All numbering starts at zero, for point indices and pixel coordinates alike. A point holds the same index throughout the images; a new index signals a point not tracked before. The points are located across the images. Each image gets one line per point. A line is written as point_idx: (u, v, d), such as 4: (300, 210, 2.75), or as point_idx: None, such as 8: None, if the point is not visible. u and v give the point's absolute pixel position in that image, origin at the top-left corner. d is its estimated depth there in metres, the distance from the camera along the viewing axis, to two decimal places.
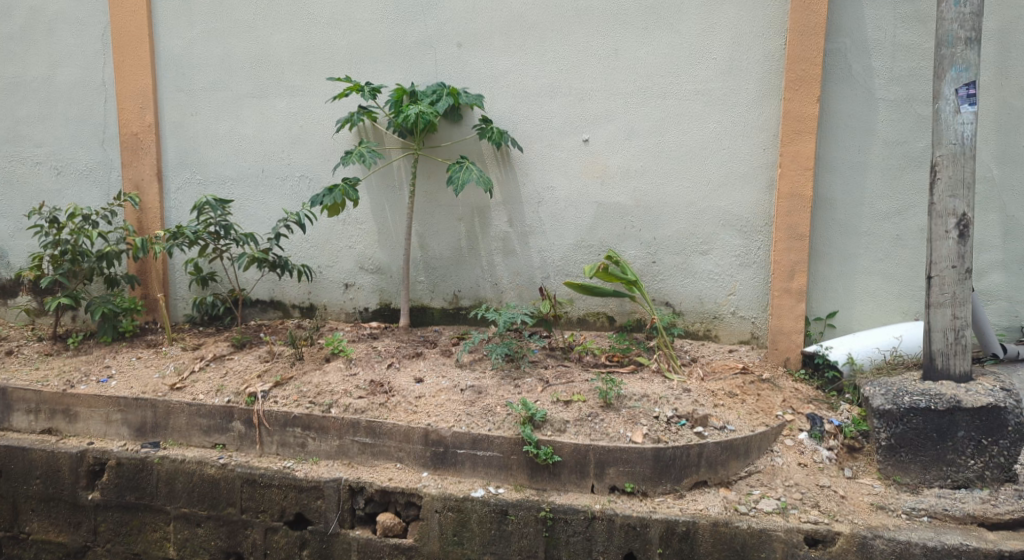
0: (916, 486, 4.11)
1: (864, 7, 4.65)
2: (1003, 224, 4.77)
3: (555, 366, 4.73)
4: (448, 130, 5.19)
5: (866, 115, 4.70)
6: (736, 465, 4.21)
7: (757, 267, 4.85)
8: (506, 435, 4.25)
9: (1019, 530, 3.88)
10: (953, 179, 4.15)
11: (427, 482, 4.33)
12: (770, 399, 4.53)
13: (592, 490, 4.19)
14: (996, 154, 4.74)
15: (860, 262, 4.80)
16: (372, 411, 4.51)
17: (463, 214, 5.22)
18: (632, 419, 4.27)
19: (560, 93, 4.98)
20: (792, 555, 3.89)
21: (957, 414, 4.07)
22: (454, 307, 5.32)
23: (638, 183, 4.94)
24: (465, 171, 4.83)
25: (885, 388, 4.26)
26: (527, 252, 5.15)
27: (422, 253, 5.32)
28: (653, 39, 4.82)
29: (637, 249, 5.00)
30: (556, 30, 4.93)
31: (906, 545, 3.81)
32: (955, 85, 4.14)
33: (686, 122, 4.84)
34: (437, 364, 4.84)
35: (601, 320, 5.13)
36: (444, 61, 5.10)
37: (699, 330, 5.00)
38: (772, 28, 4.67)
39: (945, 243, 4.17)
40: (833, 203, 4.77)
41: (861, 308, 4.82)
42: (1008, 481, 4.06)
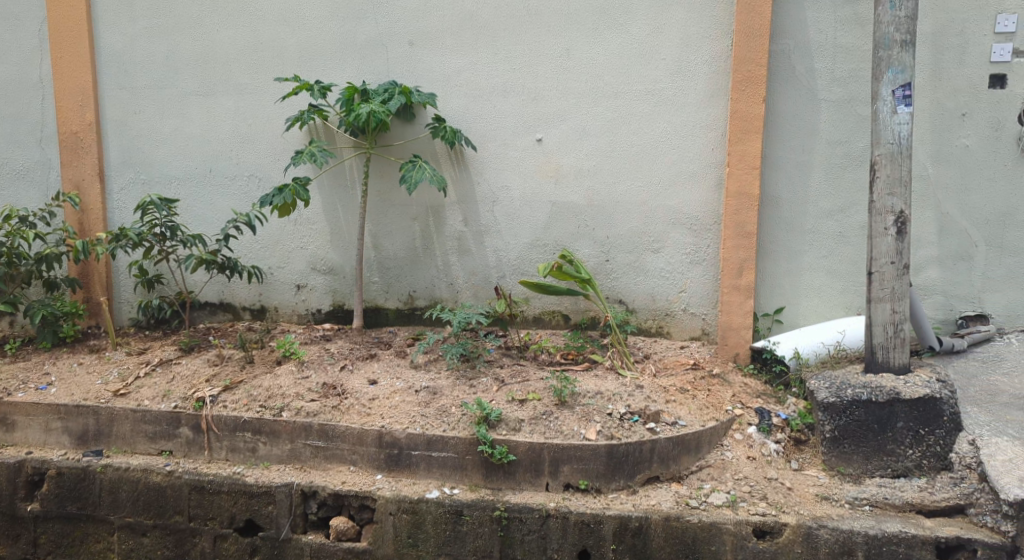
0: (859, 476, 4.22)
1: (806, 10, 4.78)
2: (938, 221, 4.93)
3: (510, 366, 4.73)
4: (401, 129, 5.16)
5: (809, 116, 4.83)
6: (687, 460, 4.28)
7: (707, 265, 4.94)
8: (462, 435, 4.24)
9: (957, 517, 4.01)
10: (890, 177, 4.29)
11: (381, 484, 4.29)
12: (721, 394, 4.61)
13: (547, 488, 4.20)
14: (931, 153, 4.90)
15: (805, 259, 4.92)
16: (325, 414, 4.45)
17: (418, 213, 5.20)
18: (586, 416, 4.29)
19: (513, 93, 4.99)
20: (741, 547, 3.97)
21: (896, 405, 4.20)
22: (409, 307, 5.30)
23: (591, 183, 4.99)
24: (418, 170, 4.80)
25: (830, 382, 4.40)
26: (483, 251, 5.15)
27: (376, 253, 5.28)
28: (604, 40, 4.87)
29: (590, 248, 5.05)
30: (508, 30, 4.94)
31: (849, 534, 3.90)
32: (892, 86, 4.27)
33: (637, 122, 4.90)
34: (391, 365, 4.80)
35: (557, 318, 5.16)
36: (394, 59, 5.07)
37: (651, 327, 5.07)
38: (720, 29, 4.75)
39: (884, 239, 4.31)
40: (778, 202, 4.89)
41: (807, 304, 4.94)
42: (945, 470, 4.17)
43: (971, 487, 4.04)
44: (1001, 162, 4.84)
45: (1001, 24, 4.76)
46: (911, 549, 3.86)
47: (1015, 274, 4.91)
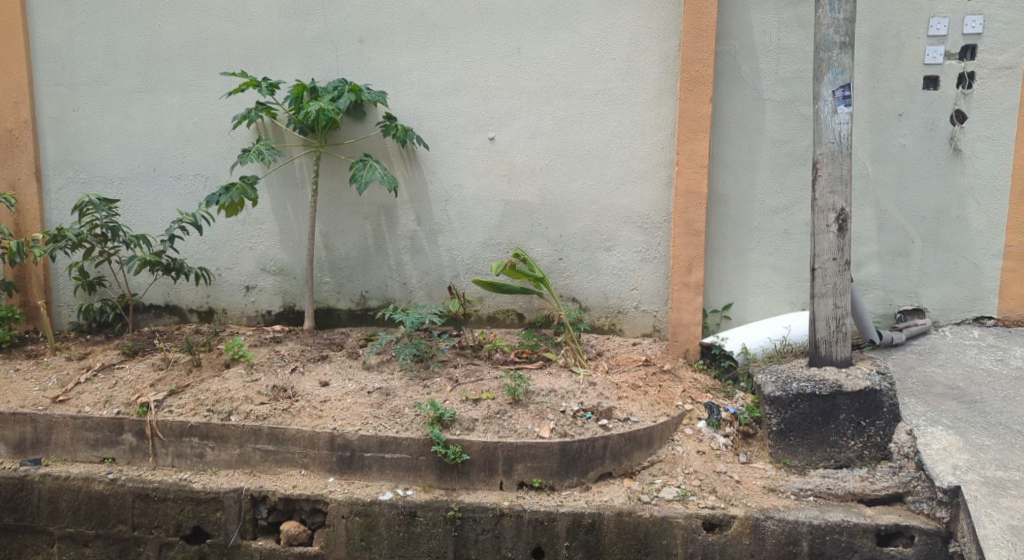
0: (803, 467, 4.29)
1: (750, 11, 4.86)
2: (877, 218, 5.04)
3: (465, 365, 4.72)
4: (351, 128, 5.11)
5: (754, 115, 4.92)
6: (639, 456, 4.32)
7: (658, 262, 4.99)
8: (414, 436, 4.21)
9: (895, 505, 4.10)
10: (832, 176, 4.39)
11: (333, 487, 4.24)
12: (671, 390, 4.67)
13: (501, 487, 4.20)
14: (870, 152, 5.01)
15: (752, 256, 5.01)
16: (275, 417, 4.37)
17: (370, 213, 5.15)
18: (540, 414, 4.29)
19: (464, 92, 4.97)
20: (691, 540, 4.03)
21: (838, 398, 4.27)
22: (361, 308, 5.24)
23: (543, 181, 5.01)
24: (368, 169, 4.75)
25: (775, 376, 4.46)
26: (436, 250, 5.13)
27: (327, 253, 5.21)
28: (555, 39, 4.89)
29: (543, 246, 5.07)
30: (459, 28, 4.93)
31: (794, 525, 3.98)
32: (832, 87, 4.37)
33: (588, 121, 4.93)
34: (343, 367, 4.74)
35: (511, 317, 5.17)
36: (343, 57, 5.01)
37: (604, 325, 5.12)
38: (669, 30, 4.81)
39: (826, 236, 4.40)
40: (726, 200, 4.98)
41: (754, 300, 5.03)
42: (885, 459, 4.25)
43: (909, 476, 4.11)
44: (935, 161, 4.98)
45: (935, 27, 4.89)
46: (853, 538, 3.97)
47: (948, 269, 5.04)
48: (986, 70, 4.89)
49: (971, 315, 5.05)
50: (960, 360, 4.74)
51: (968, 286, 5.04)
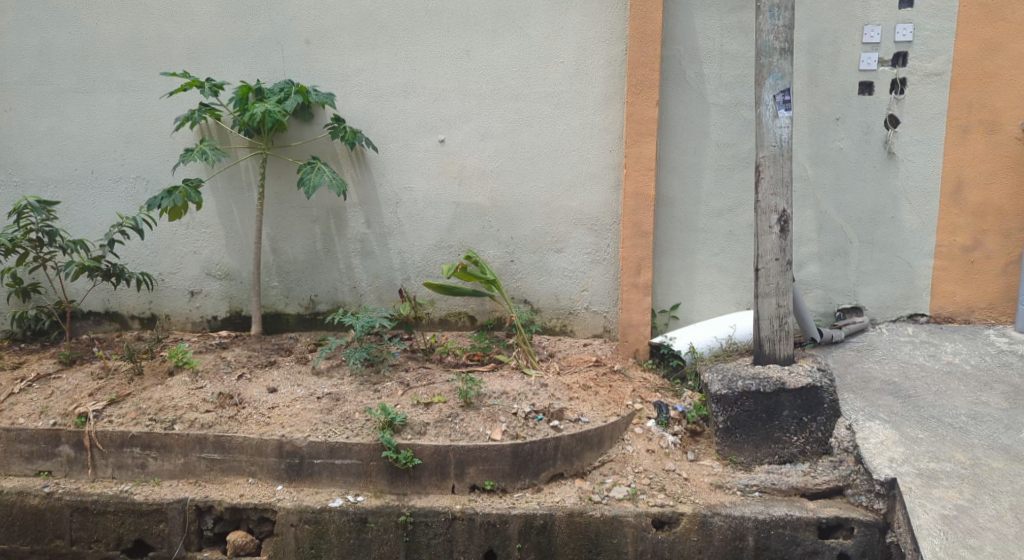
0: (749, 463, 4.23)
1: (694, 17, 4.92)
2: (817, 220, 4.95)
3: (416, 369, 4.68)
4: (298, 129, 5.06)
5: (698, 119, 4.98)
6: (590, 455, 4.28)
7: (608, 264, 5.04)
8: (365, 441, 4.14)
9: (836, 498, 4.04)
10: (774, 178, 4.34)
11: (282, 496, 4.15)
12: (621, 390, 4.66)
13: (453, 490, 4.15)
14: (810, 155, 4.91)
15: (699, 256, 5.09)
16: (221, 425, 4.25)
17: (318, 216, 5.13)
18: (492, 416, 4.24)
19: (413, 93, 4.97)
20: (642, 538, 4.00)
21: (782, 396, 4.20)
22: (310, 312, 5.22)
23: (494, 184, 5.02)
24: (317, 173, 4.73)
25: (721, 374, 4.38)
26: (386, 253, 5.13)
27: (274, 256, 5.19)
28: (503, 42, 4.89)
29: (494, 248, 5.09)
30: (408, 30, 4.92)
31: (741, 520, 3.95)
32: (773, 92, 4.32)
33: (537, 124, 4.94)
34: (291, 373, 4.64)
35: (463, 320, 5.16)
36: (289, 58, 4.97)
37: (556, 326, 5.15)
38: (615, 35, 4.83)
39: (769, 237, 4.35)
40: (672, 202, 5.05)
41: (701, 300, 5.11)
42: (826, 454, 4.19)
43: (848, 469, 4.06)
44: (870, 163, 4.88)
45: (868, 35, 4.77)
46: (796, 532, 3.93)
47: (884, 268, 4.96)
48: (916, 76, 4.78)
49: (904, 313, 4.98)
50: (896, 356, 4.69)
51: (902, 285, 4.96)
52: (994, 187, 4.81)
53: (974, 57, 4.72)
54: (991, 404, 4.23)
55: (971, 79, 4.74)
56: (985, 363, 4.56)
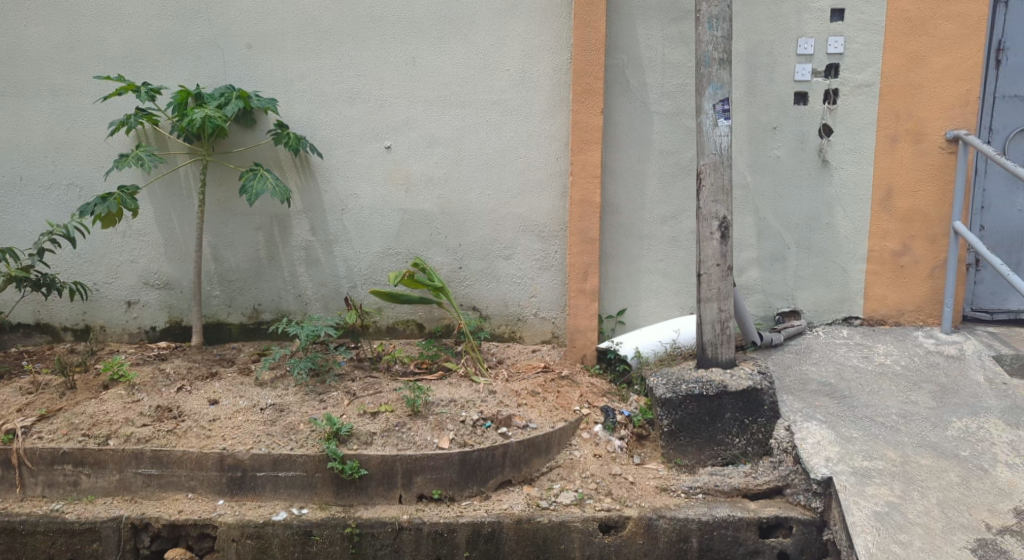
0: (693, 466, 4.30)
1: (636, 26, 4.96)
2: (757, 226, 5.07)
3: (363, 379, 4.65)
4: (241, 135, 5.03)
5: (642, 127, 5.03)
6: (538, 462, 4.29)
7: (555, 270, 5.08)
8: (310, 452, 4.09)
9: (776, 498, 4.13)
10: (714, 185, 4.41)
11: (222, 510, 4.09)
12: (569, 395, 4.68)
13: (400, 500, 4.13)
14: (749, 163, 5.02)
15: (644, 262, 5.15)
16: (158, 440, 4.17)
17: (261, 223, 5.11)
18: (439, 424, 4.24)
19: (360, 99, 4.96)
20: (589, 543, 4.02)
21: (724, 398, 4.26)
22: (253, 321, 5.20)
23: (441, 191, 5.03)
24: (259, 180, 4.69)
25: (666, 378, 4.42)
26: (332, 260, 5.12)
27: (216, 265, 5.16)
28: (449, 49, 4.91)
29: (442, 255, 5.10)
30: (352, 35, 4.91)
31: (686, 522, 4.00)
32: (713, 101, 4.40)
33: (484, 131, 4.97)
34: (234, 385, 4.58)
35: (411, 328, 5.16)
36: (231, 63, 4.95)
37: (504, 332, 5.17)
38: (560, 43, 4.86)
39: (710, 243, 4.42)
40: (617, 208, 5.09)
41: (646, 305, 5.18)
42: (766, 455, 4.28)
43: (788, 469, 4.14)
44: (806, 171, 5.01)
45: (802, 47, 4.89)
46: (738, 532, 3.99)
47: (820, 273, 5.09)
48: (847, 87, 4.92)
49: (840, 315, 5.12)
50: (832, 358, 4.81)
51: (837, 288, 5.09)
52: (920, 194, 4.94)
53: (902, 69, 4.86)
54: (920, 403, 4.37)
55: (898, 92, 4.88)
56: (914, 363, 4.70)
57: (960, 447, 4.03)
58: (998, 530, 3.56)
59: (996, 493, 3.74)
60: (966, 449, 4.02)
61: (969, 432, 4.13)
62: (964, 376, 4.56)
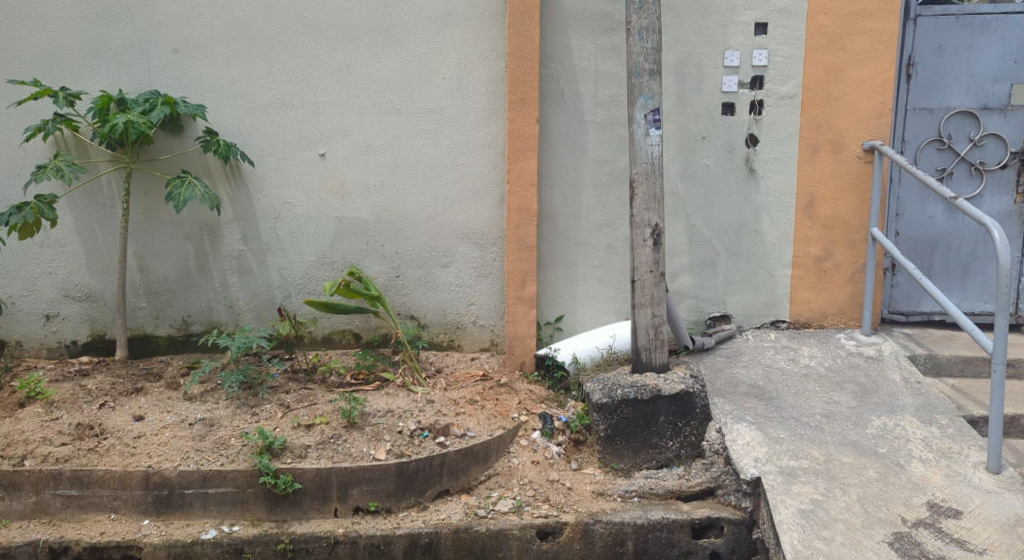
0: (629, 470, 4.36)
1: (570, 37, 5.01)
2: (688, 233, 5.18)
3: (298, 390, 4.60)
4: (167, 142, 4.95)
5: (577, 136, 5.09)
6: (476, 470, 4.29)
7: (493, 278, 5.10)
8: (241, 467, 4.03)
9: (708, 499, 4.20)
10: (646, 194, 4.49)
11: (148, 531, 4.00)
12: (507, 403, 4.69)
13: (336, 514, 4.09)
14: (679, 171, 5.13)
15: (580, 269, 5.20)
16: (79, 459, 4.08)
17: (190, 232, 5.03)
18: (376, 435, 4.21)
19: (292, 106, 4.92)
20: (526, 550, 4.04)
21: (658, 401, 4.34)
22: (182, 334, 5.12)
23: (377, 198, 5.02)
24: (187, 187, 4.62)
25: (602, 384, 4.48)
26: (264, 270, 5.06)
27: (143, 275, 5.06)
28: (384, 57, 4.89)
29: (379, 264, 5.08)
30: (284, 41, 4.87)
31: (621, 526, 4.03)
32: (644, 111, 4.47)
33: (420, 138, 4.97)
34: (161, 400, 4.49)
35: (347, 337, 5.13)
36: (155, 67, 4.88)
37: (442, 341, 5.17)
38: (494, 52, 4.89)
39: (643, 250, 4.49)
40: (554, 217, 5.14)
41: (583, 312, 5.23)
42: (699, 457, 4.35)
43: (719, 471, 4.22)
44: (734, 179, 5.14)
45: (728, 59, 5.02)
46: (672, 534, 4.04)
47: (749, 278, 5.22)
48: (772, 99, 5.06)
49: (768, 319, 5.26)
50: (760, 361, 4.94)
51: (765, 293, 5.23)
52: (841, 201, 5.10)
53: (823, 81, 5.01)
54: (843, 403, 4.52)
55: (819, 103, 5.04)
56: (837, 364, 4.86)
57: (878, 445, 4.18)
58: (913, 523, 3.68)
59: (911, 487, 3.88)
60: (884, 446, 4.17)
61: (887, 430, 4.29)
62: (883, 376, 4.72)
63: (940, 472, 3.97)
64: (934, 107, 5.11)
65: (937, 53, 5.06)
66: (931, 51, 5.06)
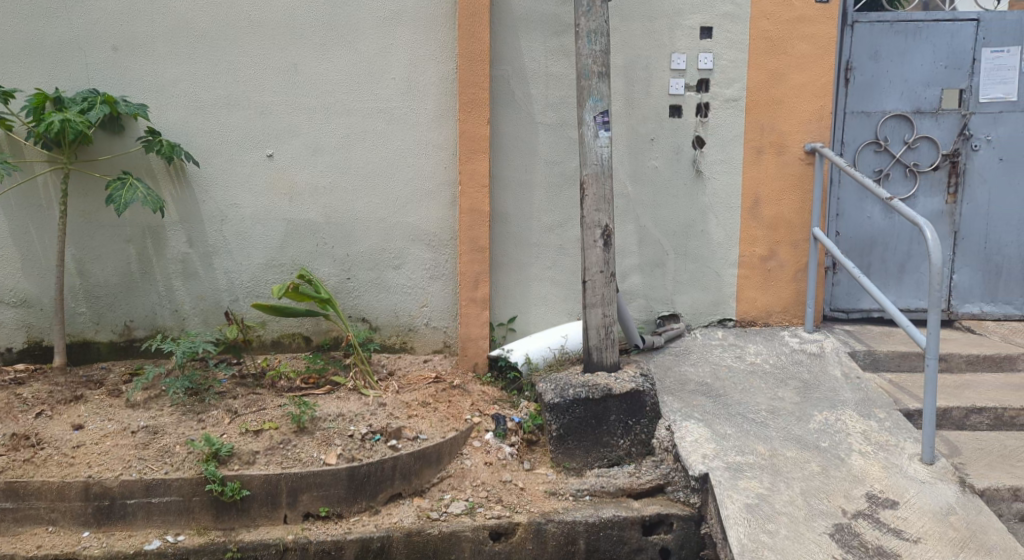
0: (580, 469, 4.39)
1: (519, 39, 5.03)
2: (638, 233, 5.24)
3: (246, 395, 4.54)
4: (107, 142, 4.85)
5: (527, 137, 5.11)
6: (428, 473, 4.27)
7: (446, 279, 5.09)
8: (187, 475, 3.96)
9: (658, 496, 4.25)
10: (596, 196, 4.52)
11: (88, 543, 3.92)
12: (460, 404, 4.69)
13: (286, 520, 4.05)
14: (629, 173, 5.19)
15: (533, 270, 5.22)
16: (14, 470, 3.99)
17: (132, 235, 4.94)
18: (326, 440, 4.18)
19: (239, 106, 4.86)
20: (478, 551, 4.04)
21: (609, 401, 4.39)
22: (124, 339, 5.02)
23: (327, 200, 4.98)
24: (128, 189, 4.54)
25: (554, 384, 4.50)
26: (211, 273, 4.99)
27: (82, 279, 4.95)
28: (333, 56, 4.86)
29: (329, 266, 5.04)
30: (229, 40, 4.81)
31: (573, 525, 4.05)
32: (593, 113, 4.51)
33: (370, 139, 4.94)
34: (101, 408, 4.41)
35: (297, 341, 5.07)
36: (94, 65, 4.79)
37: (395, 343, 5.15)
38: (444, 53, 4.88)
39: (593, 251, 4.53)
40: (506, 218, 5.15)
41: (535, 312, 5.25)
42: (650, 455, 4.42)
43: (669, 468, 4.29)
44: (682, 180, 5.21)
45: (676, 62, 5.09)
46: (623, 531, 4.08)
47: (697, 277, 5.30)
48: (717, 101, 5.14)
49: (715, 318, 5.34)
50: (708, 359, 5.01)
51: (713, 293, 5.31)
52: (785, 202, 5.20)
53: (766, 84, 5.11)
54: (787, 399, 4.61)
55: (764, 106, 5.13)
56: (782, 361, 4.96)
57: (820, 439, 4.27)
58: (853, 514, 3.77)
59: (851, 480, 3.98)
60: (825, 440, 4.26)
61: (829, 424, 4.38)
62: (825, 372, 4.83)
63: (878, 464, 4.07)
64: (871, 110, 5.24)
65: (874, 58, 5.19)
66: (868, 56, 5.19)
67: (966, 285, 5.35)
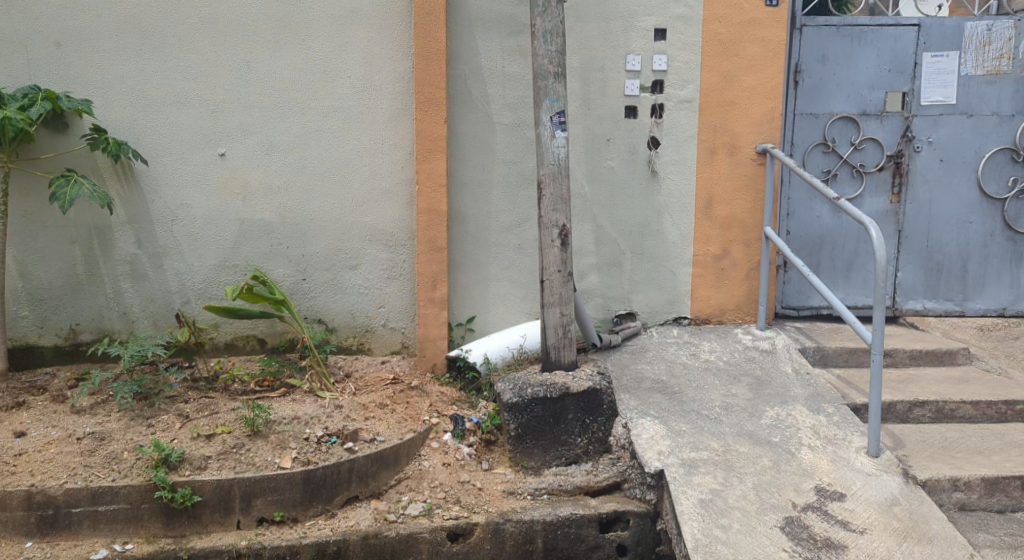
0: (539, 468, 4.40)
1: (476, 39, 5.03)
2: (595, 233, 5.27)
3: (198, 400, 4.47)
4: (51, 141, 4.75)
5: (485, 137, 5.10)
6: (385, 475, 4.25)
7: (403, 280, 5.07)
8: (134, 482, 3.90)
9: (614, 493, 4.28)
10: (553, 195, 4.54)
11: (31, 553, 3.84)
12: (417, 405, 4.67)
13: (238, 526, 4.00)
14: (585, 173, 5.22)
15: (491, 270, 5.22)
16: None
17: (78, 237, 4.84)
18: (280, 443, 4.13)
19: (188, 104, 4.79)
20: (436, 553, 4.03)
21: (566, 400, 4.39)
22: (70, 343, 4.91)
23: (281, 200, 4.92)
24: (73, 186, 4.45)
25: (513, 383, 4.48)
26: (161, 275, 4.91)
27: (24, 282, 4.84)
28: (285, 54, 4.81)
29: (284, 267, 4.99)
30: (179, 36, 4.73)
31: (530, 524, 4.06)
32: (550, 113, 4.52)
33: (325, 138, 4.90)
34: (45, 414, 4.33)
35: (252, 343, 5.01)
36: (37, 61, 4.69)
37: (351, 345, 5.11)
38: (399, 52, 4.86)
39: (551, 250, 4.55)
40: (464, 218, 5.14)
41: (494, 312, 5.26)
42: (606, 452, 4.44)
43: (625, 466, 4.32)
44: (638, 180, 5.25)
45: (631, 63, 5.13)
46: (580, 529, 4.10)
47: (653, 276, 5.35)
48: (671, 102, 5.19)
49: (670, 316, 5.40)
50: (663, 357, 5.05)
51: (668, 291, 5.36)
52: (738, 202, 5.27)
53: (719, 85, 5.17)
54: (740, 395, 4.67)
55: (716, 107, 5.19)
56: (736, 358, 5.02)
57: (772, 434, 4.34)
58: (803, 507, 3.84)
59: (801, 474, 4.05)
60: (776, 435, 4.33)
61: (780, 420, 4.45)
62: (776, 369, 4.91)
63: (826, 458, 4.15)
64: (819, 112, 5.34)
65: (821, 61, 5.29)
66: (817, 59, 5.29)
67: (910, 283, 5.48)
